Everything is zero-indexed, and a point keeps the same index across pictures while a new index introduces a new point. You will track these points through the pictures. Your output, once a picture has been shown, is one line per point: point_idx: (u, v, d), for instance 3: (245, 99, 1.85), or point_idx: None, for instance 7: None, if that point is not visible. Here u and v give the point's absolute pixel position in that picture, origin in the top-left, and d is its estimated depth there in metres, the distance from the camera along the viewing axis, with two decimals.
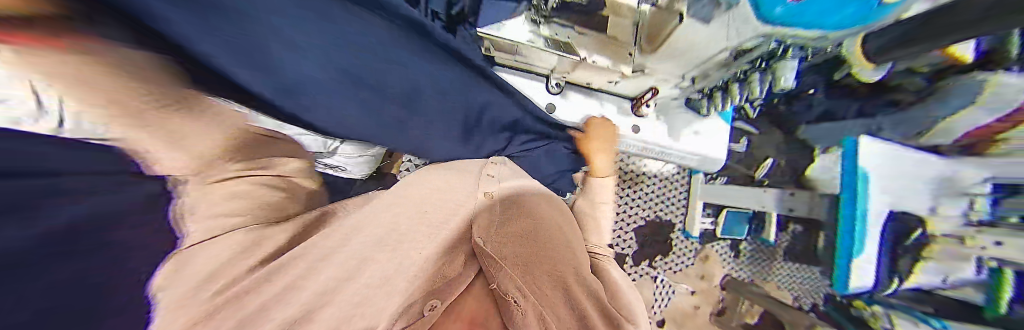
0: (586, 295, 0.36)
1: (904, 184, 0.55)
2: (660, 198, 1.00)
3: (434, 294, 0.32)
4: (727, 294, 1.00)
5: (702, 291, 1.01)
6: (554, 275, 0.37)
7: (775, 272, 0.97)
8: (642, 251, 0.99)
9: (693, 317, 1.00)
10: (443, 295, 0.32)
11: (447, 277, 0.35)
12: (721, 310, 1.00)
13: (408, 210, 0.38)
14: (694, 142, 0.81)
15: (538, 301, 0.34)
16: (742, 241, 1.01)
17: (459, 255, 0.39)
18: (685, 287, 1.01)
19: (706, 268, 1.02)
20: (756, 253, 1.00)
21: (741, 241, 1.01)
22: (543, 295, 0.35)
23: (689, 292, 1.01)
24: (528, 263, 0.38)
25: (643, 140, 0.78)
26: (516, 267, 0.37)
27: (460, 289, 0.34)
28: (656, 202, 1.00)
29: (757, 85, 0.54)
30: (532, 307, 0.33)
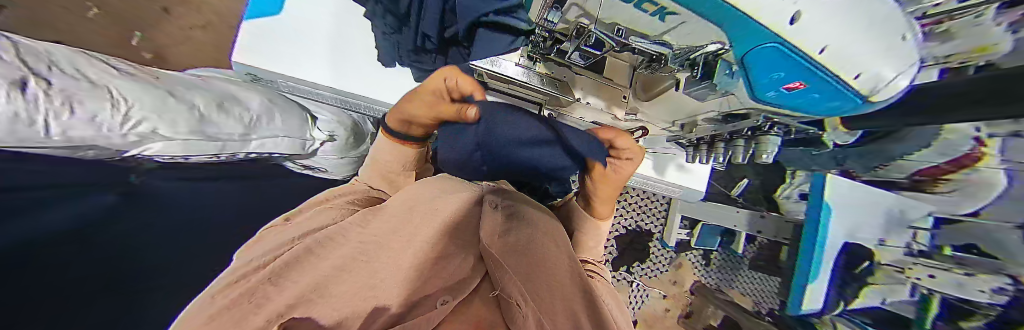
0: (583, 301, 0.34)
1: (865, 218, 0.59)
2: (643, 209, 1.06)
3: (432, 294, 0.26)
4: (694, 298, 1.08)
5: (672, 295, 1.09)
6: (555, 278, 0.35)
7: None
8: (622, 259, 1.05)
9: (663, 321, 1.08)
10: (442, 295, 0.26)
11: (455, 280, 0.29)
12: (688, 314, 1.08)
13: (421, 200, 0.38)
14: (679, 176, 0.85)
15: (542, 298, 0.31)
16: (714, 251, 1.08)
17: (466, 259, 0.33)
18: (658, 292, 1.08)
19: (678, 275, 1.09)
20: (726, 262, 1.08)
21: (712, 252, 1.09)
22: (550, 295, 0.32)
23: (661, 296, 1.09)
24: (532, 268, 0.34)
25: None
26: (518, 268, 0.33)
27: (466, 291, 0.28)
28: (638, 212, 1.06)
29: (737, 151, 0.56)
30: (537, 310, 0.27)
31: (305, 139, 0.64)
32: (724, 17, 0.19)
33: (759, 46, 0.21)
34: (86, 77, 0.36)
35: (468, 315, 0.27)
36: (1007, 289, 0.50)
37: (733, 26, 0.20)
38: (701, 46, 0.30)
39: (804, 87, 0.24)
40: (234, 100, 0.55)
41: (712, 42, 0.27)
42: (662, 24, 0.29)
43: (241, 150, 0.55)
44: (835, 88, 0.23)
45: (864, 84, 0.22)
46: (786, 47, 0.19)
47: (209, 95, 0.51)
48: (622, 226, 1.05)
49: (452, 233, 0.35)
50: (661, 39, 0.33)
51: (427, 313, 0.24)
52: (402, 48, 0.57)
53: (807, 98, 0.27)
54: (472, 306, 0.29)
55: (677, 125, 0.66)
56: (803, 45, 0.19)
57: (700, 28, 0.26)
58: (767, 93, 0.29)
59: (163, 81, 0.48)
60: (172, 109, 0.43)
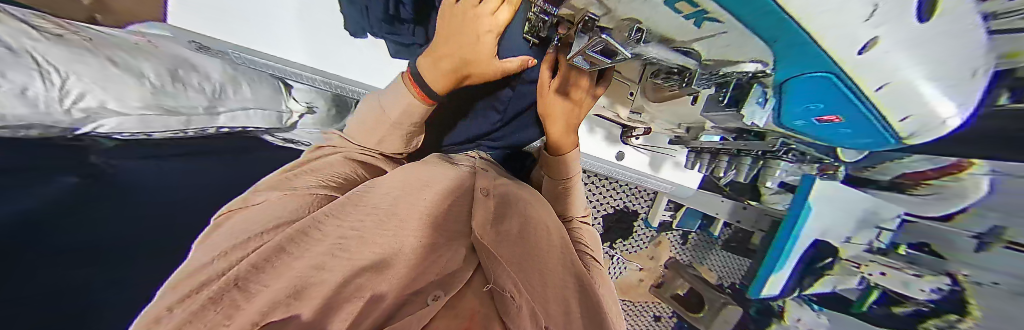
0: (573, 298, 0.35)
1: (844, 216, 0.61)
2: (633, 191, 1.09)
3: (415, 283, 0.24)
4: (667, 271, 1.19)
5: (648, 269, 1.20)
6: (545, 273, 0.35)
7: (710, 257, 1.12)
8: (607, 235, 1.11)
9: (637, 288, 1.22)
10: (430, 279, 0.24)
11: (445, 269, 0.27)
12: (659, 283, 1.22)
13: (417, 187, 0.36)
14: (674, 174, 0.86)
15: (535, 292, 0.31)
16: (691, 233, 1.16)
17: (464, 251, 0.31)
18: (635, 265, 1.19)
19: (657, 252, 1.18)
20: (702, 243, 1.15)
21: (690, 233, 1.16)
22: (544, 287, 0.33)
23: (638, 269, 1.19)
24: (523, 262, 0.33)
25: (625, 167, 0.83)
26: (512, 262, 0.31)
27: (459, 278, 0.26)
28: (626, 194, 1.09)
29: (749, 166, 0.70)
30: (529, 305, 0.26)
31: (281, 111, 0.68)
32: (792, 44, 0.21)
33: (806, 75, 0.25)
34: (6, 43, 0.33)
35: (462, 310, 0.23)
36: (943, 289, 0.55)
37: (795, 58, 0.23)
38: (736, 64, 0.31)
39: (839, 121, 0.30)
40: (190, 68, 0.55)
41: (751, 60, 0.29)
42: (698, 31, 0.27)
43: (211, 125, 0.55)
44: (872, 125, 0.27)
45: (908, 124, 0.26)
46: (832, 78, 0.22)
47: (159, 61, 0.51)
48: (610, 207, 1.08)
49: (441, 222, 0.32)
50: (693, 48, 0.31)
51: (418, 310, 0.20)
52: (373, 15, 0.49)
53: (840, 130, 0.32)
54: (464, 299, 0.25)
55: (683, 128, 0.66)
56: (858, 70, 0.20)
57: (747, 42, 0.25)
58: (795, 121, 0.36)
59: (96, 45, 0.44)
60: (117, 81, 0.43)
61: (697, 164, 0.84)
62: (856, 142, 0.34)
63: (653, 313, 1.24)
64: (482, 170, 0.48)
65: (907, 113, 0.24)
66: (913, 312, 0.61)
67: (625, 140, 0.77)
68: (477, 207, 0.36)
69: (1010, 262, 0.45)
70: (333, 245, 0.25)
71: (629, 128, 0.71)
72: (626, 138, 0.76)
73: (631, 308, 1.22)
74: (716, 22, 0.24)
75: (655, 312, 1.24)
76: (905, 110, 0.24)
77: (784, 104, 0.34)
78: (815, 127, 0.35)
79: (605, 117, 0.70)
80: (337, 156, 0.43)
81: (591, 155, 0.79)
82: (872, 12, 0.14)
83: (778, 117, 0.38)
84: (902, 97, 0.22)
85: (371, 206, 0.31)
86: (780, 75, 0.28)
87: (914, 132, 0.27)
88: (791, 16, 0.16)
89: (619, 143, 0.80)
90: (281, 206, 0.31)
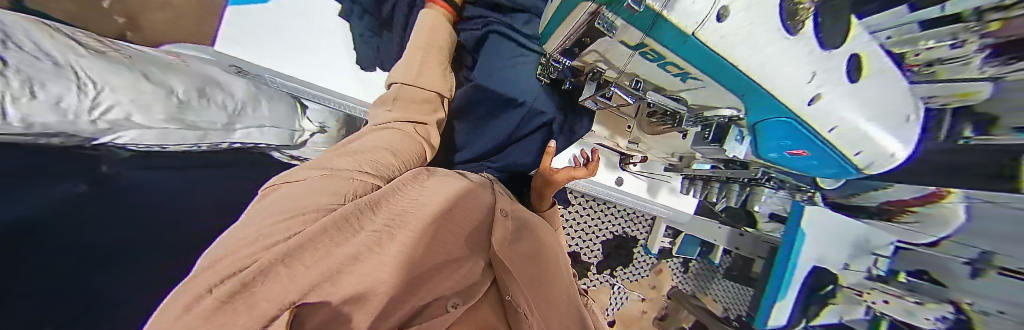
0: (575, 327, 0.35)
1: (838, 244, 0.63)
2: (631, 216, 1.10)
3: (445, 299, 0.27)
4: (670, 302, 1.14)
5: (651, 299, 1.16)
6: (553, 299, 0.36)
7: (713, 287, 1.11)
8: (607, 261, 1.08)
9: (640, 321, 1.15)
10: (456, 299, 0.27)
11: (465, 287, 0.29)
12: (663, 316, 1.16)
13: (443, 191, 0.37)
14: (670, 199, 0.88)
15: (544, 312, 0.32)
16: (692, 261, 1.15)
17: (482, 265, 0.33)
18: (637, 295, 1.14)
19: (658, 280, 1.15)
20: (702, 271, 1.14)
21: (691, 260, 1.16)
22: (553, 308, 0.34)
23: (640, 299, 1.14)
24: (535, 284, 0.34)
25: (624, 190, 0.85)
26: (528, 283, 0.33)
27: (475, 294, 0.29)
28: (625, 219, 1.10)
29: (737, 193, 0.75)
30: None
31: (294, 129, 0.70)
32: (752, 101, 0.26)
33: (765, 123, 0.28)
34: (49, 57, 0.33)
35: (475, 318, 0.28)
36: (948, 318, 0.55)
37: (756, 112, 0.27)
38: (716, 109, 0.35)
39: (804, 155, 0.32)
40: (215, 85, 0.57)
41: (728, 107, 0.32)
42: (683, 85, 0.32)
43: (225, 140, 0.56)
44: (834, 161, 0.30)
45: (864, 160, 0.30)
46: (792, 125, 0.25)
47: (188, 79, 0.52)
48: (610, 232, 1.08)
49: (468, 236, 0.34)
50: (681, 96, 0.36)
51: (437, 316, 0.25)
52: None
53: (811, 164, 0.35)
54: (478, 311, 0.29)
55: (676, 157, 0.69)
56: (816, 120, 0.24)
57: (723, 96, 0.29)
58: (769, 154, 0.39)
59: (133, 60, 0.46)
60: (147, 97, 0.43)
61: (691, 190, 0.88)
62: (830, 175, 0.38)
63: None
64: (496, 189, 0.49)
65: (860, 151, 0.28)
66: None
67: (624, 166, 0.81)
68: (496, 223, 0.37)
69: (1007, 288, 0.48)
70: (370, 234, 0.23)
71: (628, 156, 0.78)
72: (625, 164, 0.81)
73: None
74: (696, 80, 0.28)
75: None
76: (860, 149, 0.27)
77: (757, 146, 0.38)
78: (790, 162, 0.39)
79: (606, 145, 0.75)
80: (383, 137, 0.36)
81: (591, 179, 0.82)
82: (811, 78, 0.20)
83: (756, 154, 0.42)
84: (850, 140, 0.26)
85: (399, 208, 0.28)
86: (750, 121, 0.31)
87: (869, 166, 0.31)
88: (763, 86, 0.21)
89: (619, 170, 0.83)
90: (326, 185, 0.24)
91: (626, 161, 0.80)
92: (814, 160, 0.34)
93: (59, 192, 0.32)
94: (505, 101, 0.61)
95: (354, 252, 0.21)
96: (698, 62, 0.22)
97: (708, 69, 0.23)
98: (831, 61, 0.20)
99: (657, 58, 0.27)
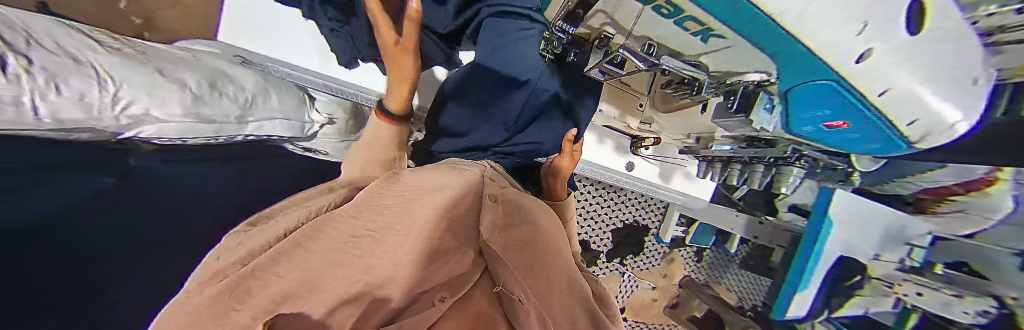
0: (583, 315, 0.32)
1: (864, 232, 0.59)
2: (642, 204, 1.07)
3: (431, 284, 0.24)
4: (681, 291, 1.14)
5: (661, 287, 1.15)
6: (552, 285, 0.32)
7: (727, 277, 1.08)
8: (618, 250, 1.07)
9: (650, 309, 1.15)
10: (438, 285, 0.24)
11: (457, 272, 0.27)
12: (673, 304, 1.15)
13: (428, 190, 0.36)
14: (684, 184, 0.86)
15: (544, 300, 0.29)
16: (706, 249, 1.12)
17: (470, 252, 0.31)
18: (647, 283, 1.14)
19: (669, 269, 1.13)
20: (716, 260, 1.11)
21: (705, 249, 1.13)
22: (554, 294, 0.32)
23: (651, 288, 1.14)
24: (530, 270, 0.32)
25: (635, 177, 0.83)
26: (521, 269, 0.31)
27: (465, 276, 0.26)
28: (636, 207, 1.07)
29: (760, 177, 0.68)
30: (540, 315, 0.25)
31: (304, 121, 0.70)
32: (787, 56, 0.25)
33: (809, 82, 0.28)
34: (69, 53, 0.33)
35: (467, 310, 0.24)
36: (990, 312, 0.52)
37: (794, 69, 0.27)
38: (743, 74, 0.35)
39: (845, 126, 0.33)
40: (228, 78, 0.57)
41: (755, 71, 0.33)
42: (705, 46, 0.32)
43: (239, 133, 0.57)
44: (880, 129, 0.30)
45: (914, 127, 0.28)
46: (836, 83, 0.25)
47: (199, 71, 0.53)
48: (621, 220, 1.06)
49: (451, 224, 0.33)
50: (702, 61, 0.36)
51: (425, 310, 0.21)
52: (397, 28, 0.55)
53: (852, 136, 0.35)
54: (471, 301, 0.25)
55: (693, 137, 0.67)
56: (862, 76, 0.23)
57: (750, 57, 0.29)
58: (803, 128, 0.39)
59: (146, 57, 0.46)
60: (165, 89, 0.43)
61: (709, 174, 0.83)
62: (880, 148, 0.36)
63: None
64: (494, 180, 0.48)
65: (915, 119, 0.27)
66: None
67: (635, 151, 0.78)
68: (482, 215, 0.36)
69: None
70: (345, 242, 0.27)
71: (639, 138, 0.75)
72: (636, 149, 0.78)
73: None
74: (721, 38, 0.28)
75: None
76: (906, 113, 0.27)
77: (792, 114, 0.37)
78: (829, 134, 0.38)
79: (616, 129, 0.76)
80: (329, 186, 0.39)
81: (601, 166, 0.80)
82: (860, 32, 0.18)
83: (789, 128, 0.41)
84: (901, 101, 0.25)
85: (384, 206, 0.33)
86: (785, 84, 0.32)
87: (914, 136, 0.30)
88: (800, 36, 0.20)
89: (629, 154, 0.81)
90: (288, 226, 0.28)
91: (637, 145, 0.77)
92: (856, 127, 0.32)
93: (78, 191, 0.33)
94: (502, 83, 0.56)
95: None
96: (721, 13, 0.22)
97: (742, 23, 0.22)
98: (891, 13, 0.16)
99: (679, 15, 0.27)
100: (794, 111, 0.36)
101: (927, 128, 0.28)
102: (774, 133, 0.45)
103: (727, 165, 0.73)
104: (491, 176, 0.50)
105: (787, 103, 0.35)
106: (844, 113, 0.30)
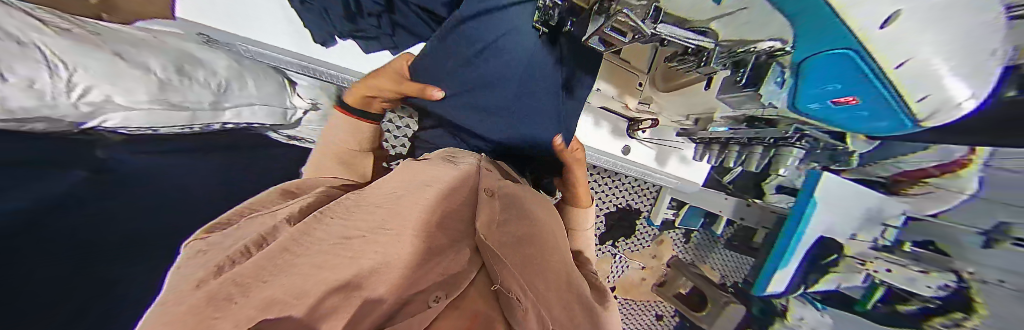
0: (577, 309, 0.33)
1: (846, 215, 0.62)
2: (638, 188, 1.09)
3: (430, 286, 0.25)
4: (669, 270, 1.19)
5: (650, 267, 1.20)
6: (547, 279, 0.33)
7: (713, 256, 1.15)
8: (610, 233, 1.10)
9: (639, 287, 1.22)
10: (437, 286, 0.25)
11: (454, 273, 0.28)
12: (661, 282, 1.21)
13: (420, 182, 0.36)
14: (679, 168, 0.86)
15: (540, 294, 0.31)
16: (695, 231, 1.15)
17: (467, 251, 0.32)
18: (637, 263, 1.18)
19: (659, 250, 1.17)
20: (703, 241, 1.15)
21: (693, 231, 1.16)
22: (549, 289, 0.33)
23: (640, 268, 1.19)
24: (525, 265, 0.33)
25: (630, 162, 0.83)
26: (519, 265, 0.32)
27: (460, 277, 0.28)
28: (630, 191, 1.08)
29: (754, 156, 0.70)
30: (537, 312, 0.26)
31: (285, 107, 0.72)
32: (814, 12, 0.27)
33: (826, 52, 0.30)
34: (18, 36, 0.31)
35: (464, 308, 0.25)
36: (950, 286, 0.56)
37: (819, 30, 0.29)
38: (754, 43, 0.37)
39: (854, 102, 0.36)
40: (196, 62, 0.56)
41: (769, 39, 0.35)
42: (718, 8, 0.34)
43: (215, 121, 0.58)
44: (889, 105, 0.32)
45: (921, 105, 0.30)
46: (853, 52, 0.28)
47: (164, 55, 0.51)
48: (615, 204, 1.08)
49: (444, 221, 0.33)
50: (710, 28, 0.38)
51: (420, 313, 0.21)
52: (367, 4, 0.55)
53: (860, 115, 0.37)
54: (466, 299, 0.26)
55: (691, 119, 0.71)
56: (882, 39, 0.25)
57: (771, 18, 0.32)
58: (809, 105, 0.42)
59: (103, 38, 0.43)
60: (129, 77, 0.42)
61: (704, 156, 0.84)
62: (886, 128, 0.37)
63: (655, 312, 1.25)
64: (488, 172, 0.47)
65: (926, 94, 0.28)
66: (919, 311, 0.61)
67: (632, 134, 0.78)
68: (477, 210, 0.36)
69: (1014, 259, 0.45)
70: (336, 244, 0.26)
71: (636, 122, 0.75)
72: (632, 132, 0.77)
73: (632, 306, 1.23)
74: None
75: (659, 310, 1.25)
76: (920, 89, 0.28)
77: (803, 87, 0.39)
78: (837, 111, 0.39)
79: (614, 111, 0.74)
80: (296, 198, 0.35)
81: (597, 150, 0.79)
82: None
83: (799, 103, 0.43)
84: (919, 76, 0.26)
85: (373, 205, 0.32)
86: (799, 56, 0.34)
87: (924, 111, 0.31)
88: None
89: (625, 136, 0.80)
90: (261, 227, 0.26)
91: (633, 127, 0.76)
92: (867, 101, 0.34)
93: (56, 183, 0.31)
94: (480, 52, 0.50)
95: None
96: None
97: None
98: None
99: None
100: (806, 84, 0.38)
101: (933, 106, 0.29)
102: (779, 109, 0.47)
103: (726, 147, 0.74)
104: (487, 168, 0.49)
105: (800, 75, 0.37)
106: (857, 86, 0.32)
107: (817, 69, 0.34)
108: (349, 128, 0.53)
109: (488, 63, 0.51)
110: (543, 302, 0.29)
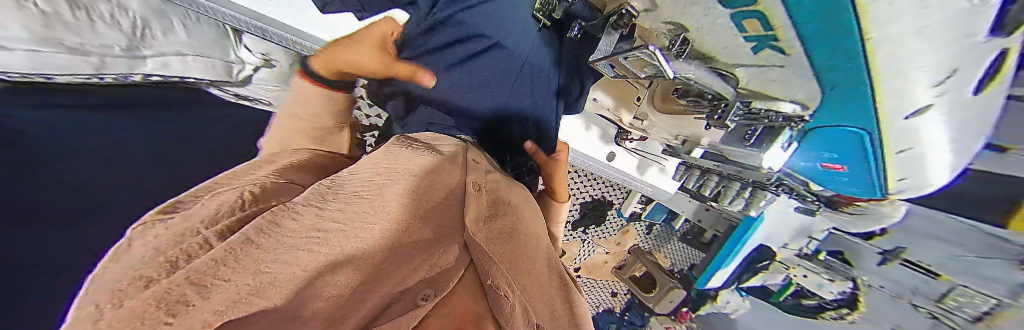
0: (559, 303, 0.33)
1: (782, 224, 0.84)
2: (610, 183, 1.09)
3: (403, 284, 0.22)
4: (629, 256, 1.30)
5: (613, 253, 1.30)
6: (531, 274, 0.33)
7: (669, 246, 1.25)
8: (583, 221, 1.16)
9: (601, 268, 1.34)
10: (413, 288, 0.22)
11: (440, 268, 0.25)
12: (621, 265, 1.33)
13: (402, 170, 0.33)
14: (657, 178, 0.89)
15: (529, 288, 0.30)
16: (656, 224, 1.23)
17: (458, 247, 0.30)
18: (603, 249, 1.28)
19: (623, 238, 1.26)
20: (662, 233, 1.25)
21: (655, 224, 1.24)
22: (537, 284, 0.32)
23: (604, 253, 1.29)
24: (515, 261, 0.32)
25: (613, 168, 0.84)
26: (508, 262, 0.30)
27: (446, 273, 0.25)
28: (608, 184, 1.09)
29: (733, 184, 0.76)
30: (522, 311, 0.25)
31: (228, 61, 0.70)
32: (850, 107, 0.39)
33: (842, 128, 0.45)
34: None
35: (454, 308, 0.22)
36: (847, 291, 0.82)
37: (842, 112, 0.41)
38: (777, 102, 0.45)
39: (842, 167, 0.56)
40: None
41: (794, 104, 0.43)
42: (755, 59, 0.37)
43: (133, 72, 0.59)
44: (868, 170, 0.52)
45: (902, 181, 0.52)
46: (864, 132, 0.43)
47: None
48: (591, 196, 1.10)
49: (432, 216, 0.31)
50: (733, 72, 0.42)
51: (407, 310, 0.18)
52: None
53: (838, 176, 0.59)
54: (456, 296, 0.24)
55: (680, 140, 0.74)
56: (903, 125, 0.38)
57: (802, 86, 0.38)
58: (802, 162, 0.62)
59: None
60: None
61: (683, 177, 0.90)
62: (878, 193, 0.58)
63: (611, 290, 1.40)
64: (477, 166, 0.45)
65: (902, 167, 0.48)
66: (817, 305, 0.90)
67: (619, 141, 0.81)
68: (466, 206, 0.35)
69: (910, 274, 0.68)
70: (307, 238, 0.19)
71: (625, 131, 0.78)
72: (620, 140, 0.81)
73: (592, 283, 1.38)
74: (779, 52, 0.33)
75: (614, 289, 1.40)
76: (904, 165, 0.47)
77: (804, 148, 0.58)
78: (826, 168, 0.59)
79: (607, 118, 0.76)
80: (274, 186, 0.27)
81: (582, 149, 0.78)
82: (943, 80, 0.29)
83: (800, 160, 0.62)
84: (910, 155, 0.44)
85: (354, 192, 0.27)
86: (810, 126, 0.50)
87: (895, 178, 0.52)
88: (875, 96, 0.34)
89: (613, 143, 0.82)
90: (324, 213, 0.23)
91: (621, 136, 0.80)
92: (855, 167, 0.54)
93: None
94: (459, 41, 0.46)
95: (291, 258, 0.17)
96: (823, 57, 0.31)
97: (832, 76, 0.34)
98: (967, 71, 0.28)
99: (747, 11, 0.29)
100: (808, 147, 0.57)
101: (909, 181, 0.51)
102: (771, 173, 0.63)
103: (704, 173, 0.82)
104: (476, 164, 0.45)
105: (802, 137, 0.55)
106: (857, 158, 0.51)
107: (829, 141, 0.51)
108: (319, 96, 0.46)
109: (486, 54, 0.48)
110: (531, 299, 0.28)
